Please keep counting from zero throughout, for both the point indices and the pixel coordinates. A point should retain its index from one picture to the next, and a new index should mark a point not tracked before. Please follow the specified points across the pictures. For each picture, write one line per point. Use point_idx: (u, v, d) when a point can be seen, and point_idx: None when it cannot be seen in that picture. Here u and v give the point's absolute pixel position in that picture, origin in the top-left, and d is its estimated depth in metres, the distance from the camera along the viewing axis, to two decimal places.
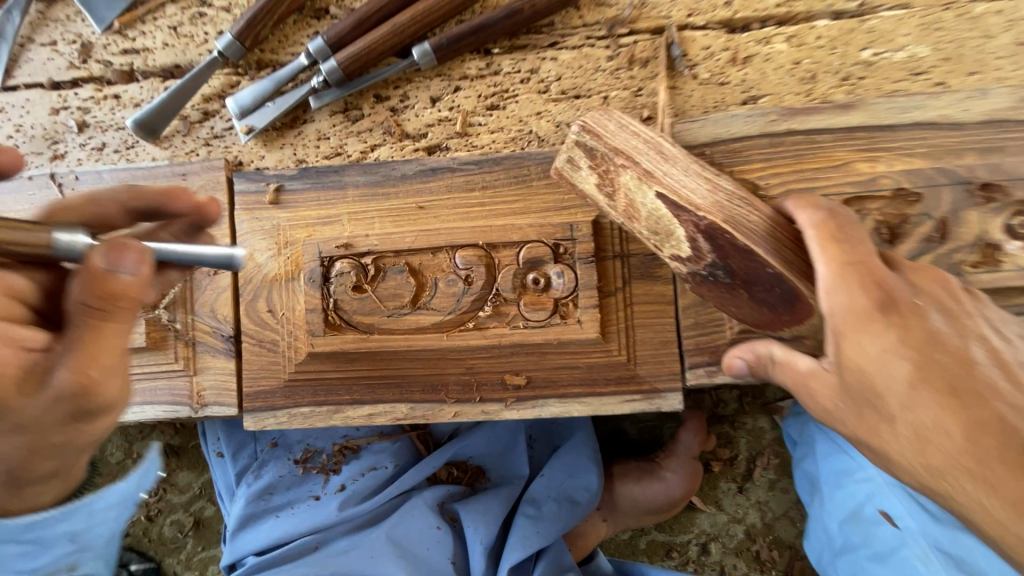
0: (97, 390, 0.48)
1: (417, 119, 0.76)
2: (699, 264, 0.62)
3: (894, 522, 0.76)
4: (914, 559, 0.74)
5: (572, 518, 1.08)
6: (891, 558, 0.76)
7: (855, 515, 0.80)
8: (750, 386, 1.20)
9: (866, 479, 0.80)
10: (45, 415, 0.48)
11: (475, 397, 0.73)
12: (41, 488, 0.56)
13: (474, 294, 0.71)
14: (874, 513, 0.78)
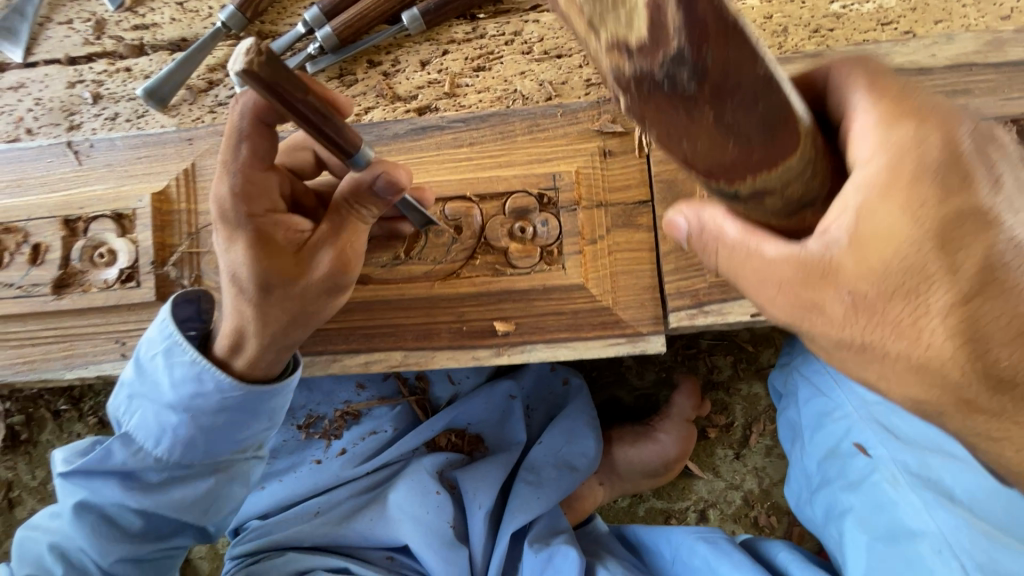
0: (341, 282, 0.64)
1: (408, 82, 0.81)
2: (651, 60, 0.31)
3: (866, 452, 0.82)
4: (883, 483, 0.79)
5: (570, 484, 1.10)
6: (862, 486, 0.81)
7: (832, 452, 0.86)
8: (745, 353, 1.21)
9: (842, 416, 0.85)
10: (308, 292, 0.63)
11: (467, 344, 0.75)
12: (270, 358, 0.67)
13: (463, 244, 0.75)
14: (848, 445, 0.84)
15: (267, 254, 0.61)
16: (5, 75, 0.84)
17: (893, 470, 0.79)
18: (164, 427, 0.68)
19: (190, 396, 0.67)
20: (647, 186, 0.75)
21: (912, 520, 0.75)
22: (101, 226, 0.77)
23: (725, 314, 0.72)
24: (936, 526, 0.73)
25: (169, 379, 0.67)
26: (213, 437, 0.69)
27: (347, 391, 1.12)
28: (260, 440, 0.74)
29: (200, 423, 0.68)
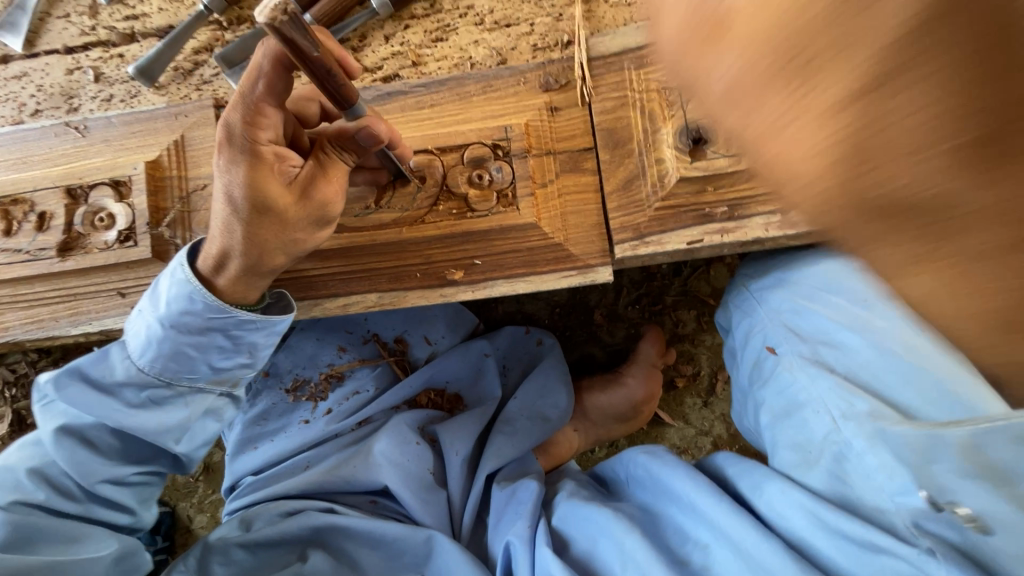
0: (326, 215, 0.75)
1: (374, 55, 0.90)
2: None
3: (774, 351, 0.89)
4: (782, 372, 0.86)
5: (542, 432, 1.17)
6: (770, 380, 0.89)
7: (755, 362, 0.93)
8: (707, 307, 1.29)
9: (759, 326, 0.92)
10: (297, 221, 0.73)
11: (434, 283, 0.83)
12: (251, 282, 0.77)
13: (427, 192, 0.83)
14: (763, 349, 0.91)
15: (263, 180, 0.70)
16: (9, 66, 0.93)
17: (791, 357, 0.86)
18: (152, 338, 0.77)
19: (180, 315, 0.76)
20: (589, 135, 0.84)
21: (802, 394, 0.83)
22: (100, 192, 0.85)
23: (664, 244, 0.81)
24: (816, 394, 0.81)
25: (164, 298, 0.76)
26: (195, 355, 0.79)
27: (330, 353, 1.20)
28: (234, 375, 0.85)
29: (186, 340, 0.78)
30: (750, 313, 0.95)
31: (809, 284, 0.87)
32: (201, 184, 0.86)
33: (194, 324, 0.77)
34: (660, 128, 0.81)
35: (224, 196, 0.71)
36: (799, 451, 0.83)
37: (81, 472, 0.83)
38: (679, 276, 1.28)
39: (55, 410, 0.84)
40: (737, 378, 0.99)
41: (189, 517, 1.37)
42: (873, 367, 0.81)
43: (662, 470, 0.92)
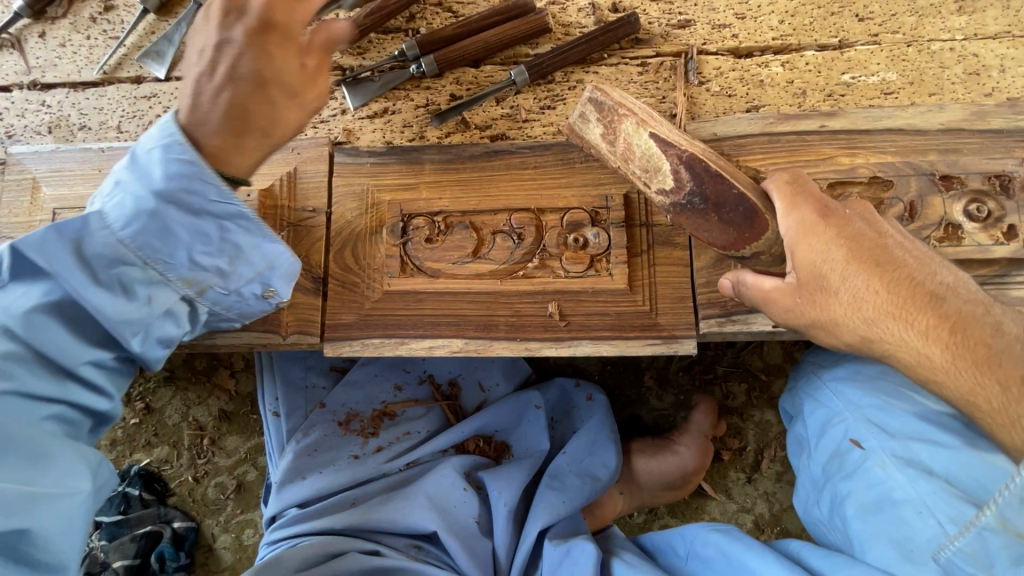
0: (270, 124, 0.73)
1: (484, 114, 0.95)
2: (680, 194, 0.76)
3: (861, 445, 0.87)
4: (875, 467, 0.85)
5: (593, 492, 1.16)
6: (857, 475, 0.86)
7: (834, 452, 0.90)
8: (758, 382, 1.30)
9: (840, 420, 0.90)
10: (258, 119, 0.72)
11: (520, 336, 0.85)
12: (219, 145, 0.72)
13: (525, 248, 0.87)
14: (846, 442, 0.89)
15: (262, 46, 0.70)
16: (141, 86, 1.00)
17: (883, 455, 0.85)
18: (135, 210, 0.70)
19: (178, 188, 0.71)
20: None
21: (901, 493, 0.82)
22: None
23: (750, 324, 0.83)
24: (918, 492, 0.80)
25: (154, 162, 0.71)
26: (181, 234, 0.72)
27: (386, 391, 1.22)
28: (203, 279, 0.75)
29: (178, 215, 0.71)
30: (828, 403, 0.92)
31: (893, 382, 0.88)
32: (306, 214, 0.90)
33: (192, 205, 0.72)
34: None
35: (217, 60, 0.70)
36: (899, 549, 0.79)
37: (56, 353, 0.71)
38: (733, 348, 1.30)
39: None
40: (806, 465, 0.95)
41: (213, 536, 1.35)
42: (968, 472, 0.81)
43: (744, 553, 0.90)
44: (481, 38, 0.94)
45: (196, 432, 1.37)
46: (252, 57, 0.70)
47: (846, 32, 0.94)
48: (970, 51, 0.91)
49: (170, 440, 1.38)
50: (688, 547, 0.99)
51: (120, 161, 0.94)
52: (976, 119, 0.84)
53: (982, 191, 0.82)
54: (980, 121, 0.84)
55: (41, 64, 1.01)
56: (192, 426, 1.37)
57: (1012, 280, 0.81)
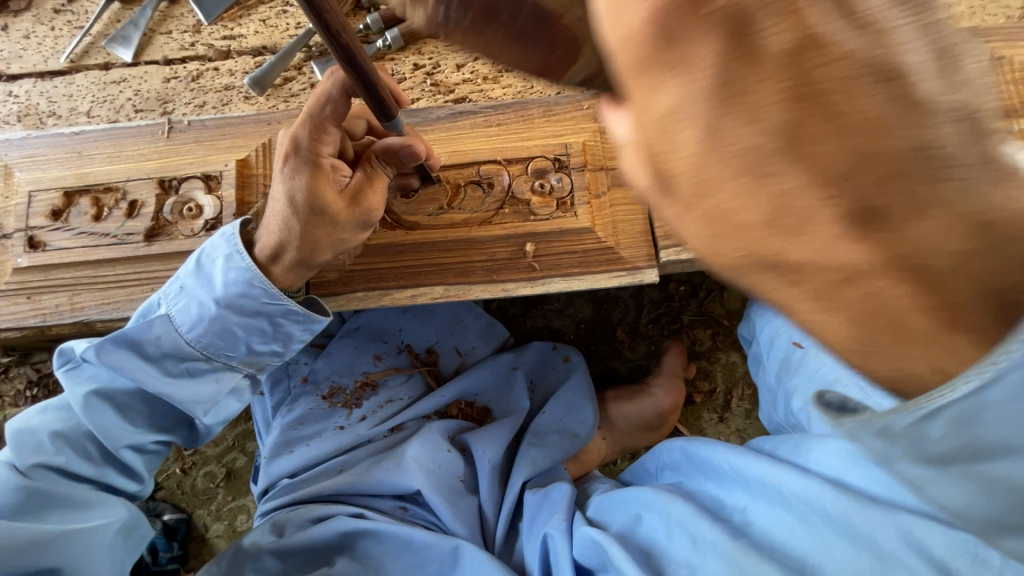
0: (371, 220, 0.84)
1: (447, 79, 1.02)
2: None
3: (800, 345, 0.98)
4: (811, 359, 0.95)
5: (572, 447, 1.22)
6: (800, 370, 0.97)
7: (783, 359, 1.02)
8: (722, 326, 1.39)
9: (782, 329, 1.03)
10: (346, 224, 0.82)
11: (497, 278, 0.91)
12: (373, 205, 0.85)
13: (495, 197, 0.94)
14: (790, 347, 1.00)
15: (310, 153, 0.81)
16: (110, 72, 1.03)
17: (817, 347, 0.96)
18: (203, 316, 0.83)
19: (236, 299, 0.83)
20: None
21: (831, 373, 0.93)
22: (192, 184, 0.93)
23: None
24: (846, 370, 0.91)
25: (221, 277, 0.83)
26: (252, 331, 0.86)
27: (366, 361, 1.25)
28: (263, 361, 0.90)
29: (238, 318, 0.84)
30: (771, 320, 1.06)
31: None
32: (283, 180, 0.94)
33: (249, 307, 0.84)
34: None
35: (285, 178, 0.82)
36: (834, 421, 0.89)
37: (175, 398, 0.86)
38: (696, 297, 1.39)
39: (83, 375, 0.86)
40: (762, 376, 1.08)
41: (205, 526, 1.35)
42: None
43: (702, 450, 0.97)
44: None
45: None
46: (303, 169, 0.81)
47: None
48: None
49: None
50: (660, 465, 1.07)
51: (93, 142, 0.97)
52: None
53: None
54: None
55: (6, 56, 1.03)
56: None
57: None
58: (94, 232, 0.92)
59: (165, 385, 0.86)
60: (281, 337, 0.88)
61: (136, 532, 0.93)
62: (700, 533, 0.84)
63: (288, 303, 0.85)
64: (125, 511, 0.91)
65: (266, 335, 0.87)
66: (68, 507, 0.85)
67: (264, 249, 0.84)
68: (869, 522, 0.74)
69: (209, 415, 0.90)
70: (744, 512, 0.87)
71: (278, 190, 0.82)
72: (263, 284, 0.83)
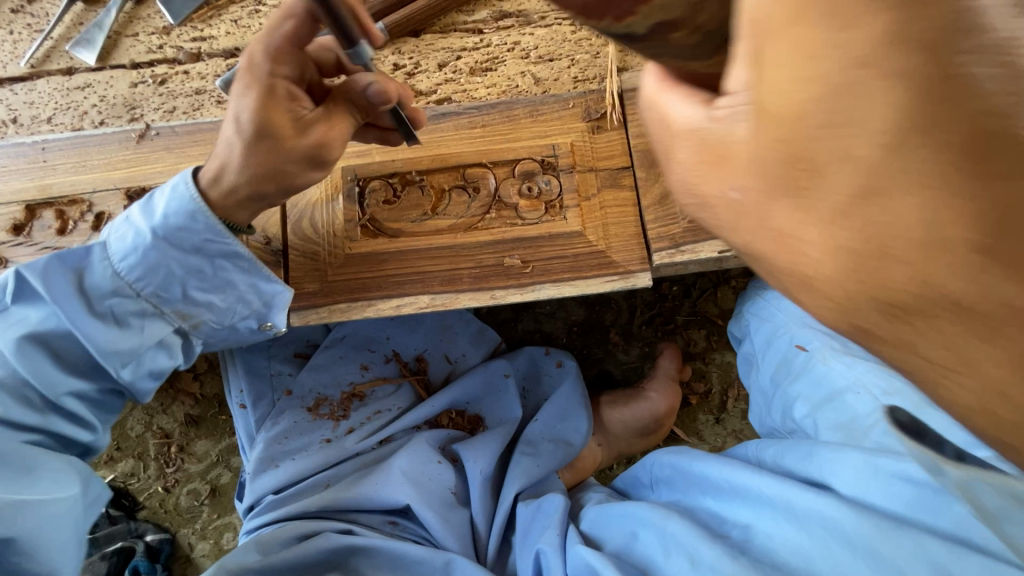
0: (319, 152, 0.78)
1: (428, 80, 0.98)
2: None
3: (805, 348, 0.97)
4: (818, 363, 0.94)
5: (566, 456, 1.19)
6: (805, 375, 0.95)
7: (783, 360, 1.00)
8: (716, 326, 1.37)
9: (786, 332, 1.01)
10: (291, 152, 0.76)
11: (485, 286, 0.88)
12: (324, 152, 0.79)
13: (481, 201, 0.90)
14: (792, 349, 0.98)
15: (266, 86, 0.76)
16: (74, 77, 0.98)
17: (824, 351, 0.94)
18: (137, 245, 0.79)
19: (174, 229, 0.79)
20: (627, 155, 0.93)
21: (841, 379, 0.90)
22: None
23: (697, 252, 0.88)
24: (855, 376, 0.89)
25: (160, 211, 0.79)
26: (184, 271, 0.81)
27: (353, 372, 1.21)
28: (197, 312, 0.85)
29: (173, 255, 0.80)
30: (770, 319, 1.03)
31: None
32: None
33: (186, 244, 0.80)
34: None
35: (234, 115, 0.77)
36: (844, 430, 0.87)
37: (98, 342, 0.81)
38: (689, 298, 1.36)
39: (11, 317, 0.80)
40: (757, 378, 1.07)
41: (190, 545, 1.31)
42: None
43: (692, 462, 0.96)
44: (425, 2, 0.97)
45: (162, 440, 1.33)
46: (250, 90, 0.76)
47: None
48: None
49: (135, 453, 1.33)
50: (654, 475, 1.04)
51: (56, 151, 0.92)
52: None
53: None
54: None
55: None
56: (157, 435, 1.33)
57: None
58: (59, 246, 0.87)
59: (90, 323, 0.80)
60: (219, 283, 0.83)
61: (87, 498, 0.90)
62: (699, 552, 0.81)
63: (231, 243, 0.81)
64: (77, 480, 0.87)
65: (203, 279, 0.83)
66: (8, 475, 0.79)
67: (211, 168, 0.79)
68: (886, 542, 0.72)
69: (134, 366, 0.85)
70: (747, 530, 0.85)
71: (239, 102, 0.77)
72: (204, 216, 0.78)
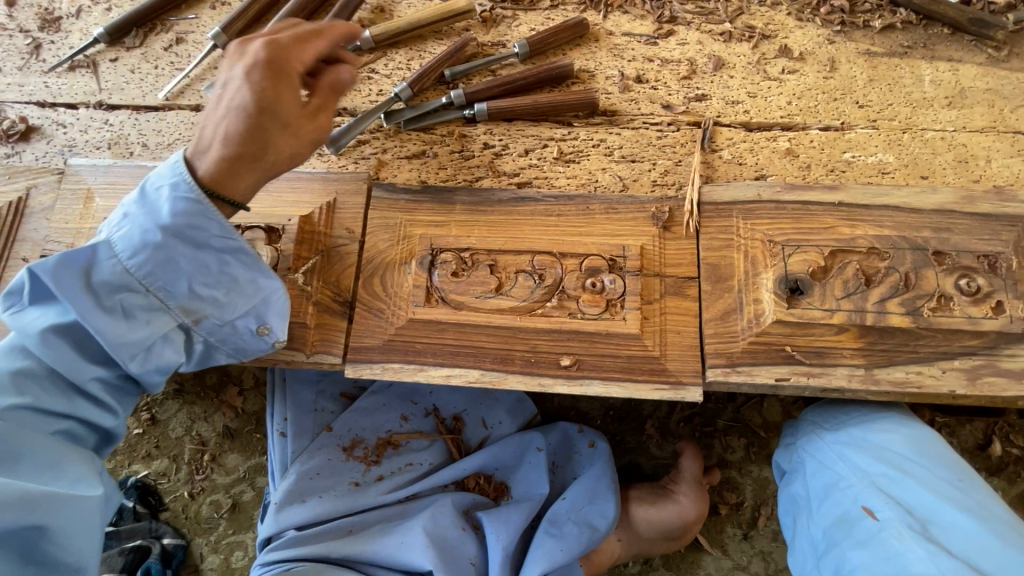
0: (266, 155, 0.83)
1: (513, 162, 1.03)
2: None
3: (874, 515, 0.90)
4: (891, 537, 0.87)
5: (591, 542, 1.15)
6: (871, 543, 0.88)
7: (842, 518, 0.94)
8: (757, 437, 1.32)
9: (847, 485, 0.95)
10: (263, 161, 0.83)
11: (534, 371, 0.90)
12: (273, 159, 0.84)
13: (545, 288, 0.92)
14: (857, 510, 0.93)
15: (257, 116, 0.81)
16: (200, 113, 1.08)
17: (898, 526, 0.88)
18: (141, 243, 0.80)
19: (175, 225, 0.81)
20: (695, 266, 0.94)
21: (917, 565, 0.83)
22: (254, 233, 0.96)
23: (753, 376, 0.88)
24: (938, 569, 0.82)
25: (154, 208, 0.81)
26: (181, 268, 0.82)
27: (392, 420, 1.24)
28: (201, 310, 0.85)
29: (176, 245, 0.82)
30: (832, 466, 0.99)
31: (896, 452, 0.95)
32: (342, 244, 0.98)
33: (193, 237, 0.82)
34: (761, 273, 0.91)
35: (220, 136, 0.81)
36: None
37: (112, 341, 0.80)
38: (733, 402, 1.34)
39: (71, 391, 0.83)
40: (807, 527, 1.00)
41: (201, 556, 1.33)
42: (987, 557, 0.83)
43: None
44: (533, 97, 1.04)
45: (197, 447, 1.38)
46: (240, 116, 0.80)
47: (847, 115, 1.02)
48: (959, 141, 0.99)
49: (171, 454, 1.38)
50: None
51: None
52: (965, 203, 0.92)
53: (972, 268, 0.89)
54: (969, 205, 0.92)
55: (109, 87, 1.11)
56: (194, 441, 1.39)
57: (1001, 352, 0.86)
58: None
59: (99, 319, 0.79)
60: (212, 289, 0.84)
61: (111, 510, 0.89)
62: None
63: (231, 239, 0.83)
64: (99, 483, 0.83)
65: (213, 277, 0.84)
66: (39, 463, 0.79)
67: (216, 165, 0.81)
68: None
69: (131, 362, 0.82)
70: None
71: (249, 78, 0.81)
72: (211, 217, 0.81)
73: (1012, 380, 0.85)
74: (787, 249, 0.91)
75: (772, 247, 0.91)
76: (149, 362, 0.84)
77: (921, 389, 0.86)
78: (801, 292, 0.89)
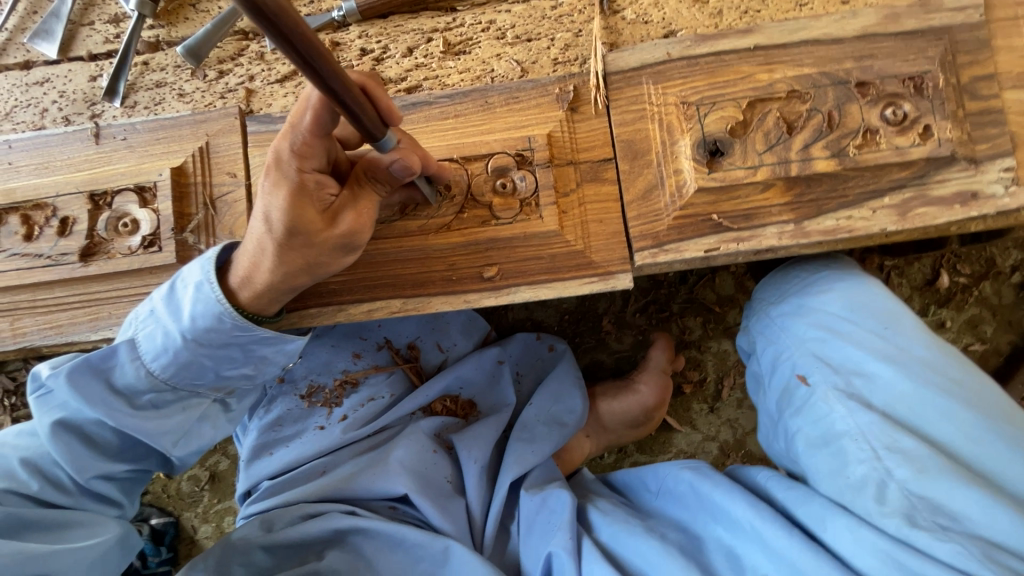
0: (353, 243, 0.75)
1: (397, 66, 0.91)
2: None
3: (806, 381, 0.93)
4: (819, 402, 0.90)
5: (561, 437, 1.17)
6: (803, 409, 0.92)
7: (785, 387, 0.97)
8: (713, 314, 1.32)
9: (785, 356, 0.98)
10: (326, 244, 0.73)
11: (457, 289, 0.85)
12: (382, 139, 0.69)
13: (452, 200, 0.85)
14: (794, 379, 0.95)
15: (299, 209, 0.70)
16: (32, 71, 0.94)
17: (825, 389, 0.90)
18: (168, 346, 0.77)
19: (201, 329, 0.77)
20: (610, 146, 0.87)
21: (840, 424, 0.87)
22: (125, 198, 0.86)
23: (682, 252, 0.83)
24: (857, 425, 0.85)
25: (185, 312, 0.76)
26: (209, 366, 0.80)
27: (345, 359, 1.18)
28: (234, 384, 0.85)
29: (203, 352, 0.78)
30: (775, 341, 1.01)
31: (834, 313, 0.94)
32: (226, 190, 0.87)
33: (213, 347, 0.78)
34: (678, 140, 0.84)
35: (262, 217, 0.72)
36: (849, 481, 0.84)
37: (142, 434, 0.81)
38: (686, 284, 1.31)
39: (50, 402, 0.81)
40: (763, 400, 1.03)
41: (194, 528, 1.35)
42: (905, 402, 0.85)
43: (712, 490, 0.98)
44: None
45: None
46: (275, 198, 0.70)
47: None
48: None
49: None
50: (659, 484, 1.09)
51: (17, 152, 0.89)
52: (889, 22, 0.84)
53: (898, 94, 0.82)
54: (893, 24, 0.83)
55: None
56: None
57: (932, 180, 0.82)
58: (29, 254, 0.86)
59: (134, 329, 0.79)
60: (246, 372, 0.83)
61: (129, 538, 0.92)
62: None
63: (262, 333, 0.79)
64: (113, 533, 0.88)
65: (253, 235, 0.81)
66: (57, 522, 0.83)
67: (251, 289, 0.77)
68: None
69: (160, 295, 0.80)
70: None
71: (263, 260, 0.73)
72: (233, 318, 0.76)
73: (943, 207, 0.82)
74: (702, 109, 0.84)
75: (686, 109, 0.84)
76: (185, 445, 0.86)
77: (853, 233, 0.82)
78: (722, 153, 0.83)
